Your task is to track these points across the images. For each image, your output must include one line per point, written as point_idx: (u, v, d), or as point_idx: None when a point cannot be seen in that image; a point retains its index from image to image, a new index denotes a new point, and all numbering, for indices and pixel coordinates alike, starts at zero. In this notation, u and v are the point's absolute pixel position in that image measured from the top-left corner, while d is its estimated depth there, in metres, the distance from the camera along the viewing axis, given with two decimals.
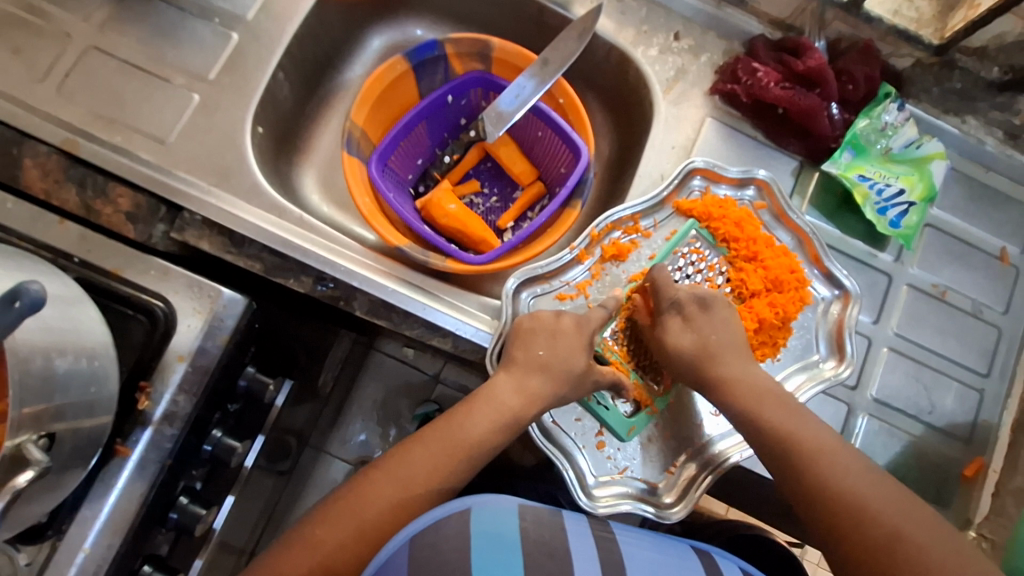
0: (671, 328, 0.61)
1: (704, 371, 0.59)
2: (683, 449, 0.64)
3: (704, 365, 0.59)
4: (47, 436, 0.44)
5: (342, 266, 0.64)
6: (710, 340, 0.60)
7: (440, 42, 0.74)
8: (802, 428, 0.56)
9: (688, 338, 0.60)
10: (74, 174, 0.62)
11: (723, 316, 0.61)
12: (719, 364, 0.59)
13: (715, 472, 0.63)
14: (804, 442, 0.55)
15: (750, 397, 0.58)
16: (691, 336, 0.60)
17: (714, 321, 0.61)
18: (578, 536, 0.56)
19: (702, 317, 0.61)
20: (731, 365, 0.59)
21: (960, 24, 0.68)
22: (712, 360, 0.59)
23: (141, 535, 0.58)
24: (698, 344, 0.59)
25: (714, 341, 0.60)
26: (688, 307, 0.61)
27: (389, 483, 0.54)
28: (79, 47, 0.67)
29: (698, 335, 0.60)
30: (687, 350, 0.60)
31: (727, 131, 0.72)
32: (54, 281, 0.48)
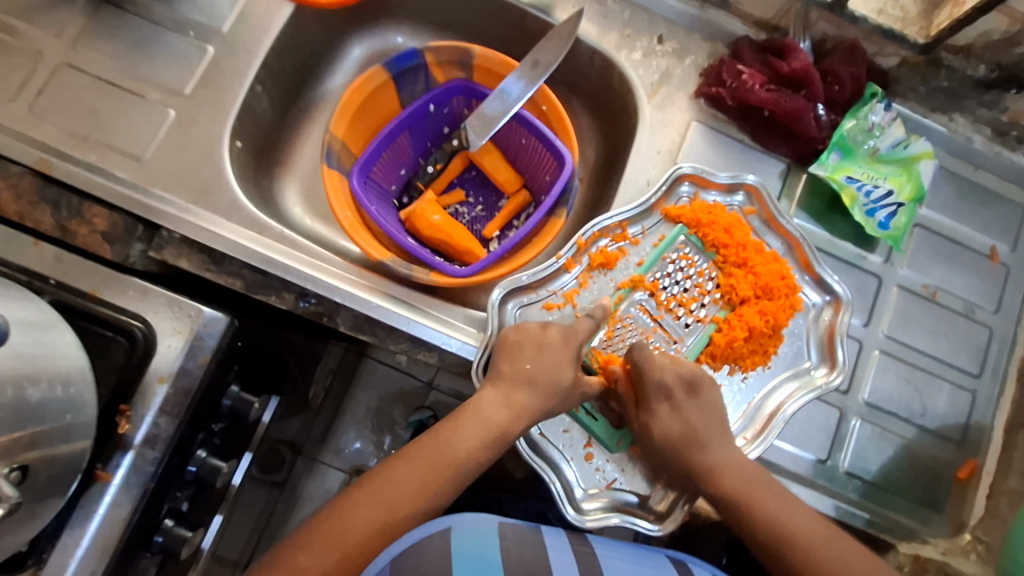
0: (658, 414, 0.59)
1: (689, 456, 0.59)
2: (659, 478, 0.62)
3: (689, 450, 0.59)
4: (20, 468, 0.43)
5: (324, 281, 0.63)
6: (696, 423, 0.59)
7: (420, 51, 0.73)
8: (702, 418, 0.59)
9: (675, 422, 0.59)
10: (47, 195, 0.60)
11: (707, 400, 0.59)
12: (710, 451, 0.58)
13: (690, 501, 0.61)
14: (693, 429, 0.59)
15: (743, 484, 0.58)
16: (679, 425, 0.59)
17: (699, 406, 0.59)
18: (557, 552, 0.56)
19: (688, 401, 0.59)
20: (718, 448, 0.59)
21: (945, 22, 0.66)
22: (700, 444, 0.59)
23: (125, 561, 0.56)
24: (686, 430, 0.59)
25: (699, 425, 0.59)
26: (675, 392, 0.59)
27: (372, 506, 0.53)
28: (51, 64, 0.65)
29: (684, 422, 0.59)
30: (676, 438, 0.59)
31: (714, 134, 0.71)
32: (26, 308, 0.46)
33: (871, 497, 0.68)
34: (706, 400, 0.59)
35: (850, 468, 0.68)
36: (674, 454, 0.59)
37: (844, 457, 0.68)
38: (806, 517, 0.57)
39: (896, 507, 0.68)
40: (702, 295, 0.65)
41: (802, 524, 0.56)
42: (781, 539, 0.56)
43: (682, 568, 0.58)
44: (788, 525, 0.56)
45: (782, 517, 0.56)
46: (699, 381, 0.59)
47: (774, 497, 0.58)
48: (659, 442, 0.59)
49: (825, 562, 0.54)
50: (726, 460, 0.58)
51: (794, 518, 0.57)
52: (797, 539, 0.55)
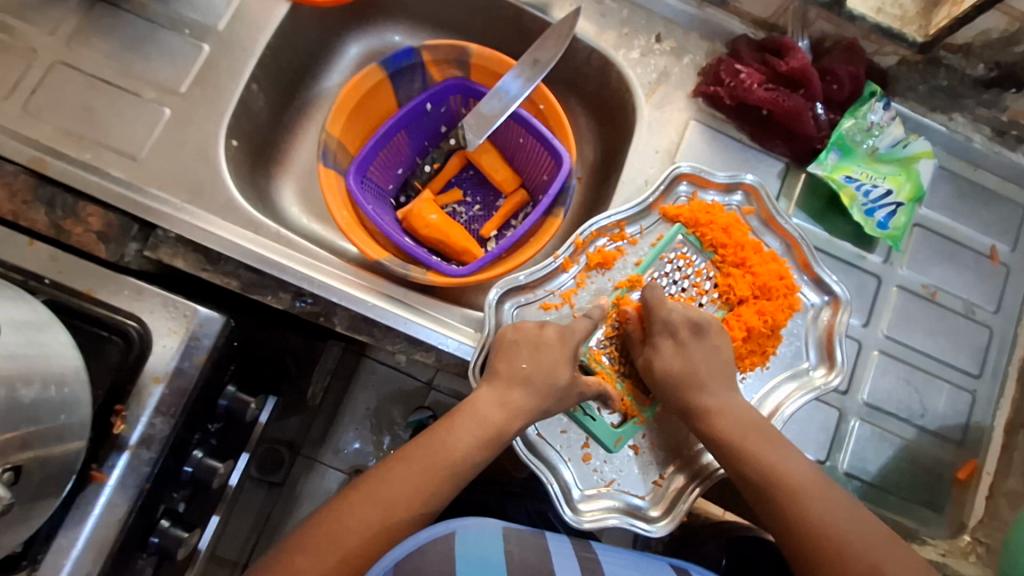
0: (662, 350, 0.60)
1: (687, 396, 0.59)
2: (674, 459, 0.63)
3: (690, 391, 0.59)
4: (13, 469, 0.43)
5: (319, 281, 0.63)
6: (698, 364, 0.59)
7: (417, 49, 0.72)
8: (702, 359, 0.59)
9: (678, 360, 0.59)
10: (42, 194, 0.60)
11: (712, 343, 0.60)
12: (705, 394, 0.59)
13: (705, 484, 0.62)
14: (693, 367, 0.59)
15: (737, 427, 0.57)
16: (681, 362, 0.59)
17: (704, 347, 0.60)
18: (560, 556, 0.57)
19: (694, 342, 0.60)
20: (715, 393, 0.59)
21: (944, 21, 0.66)
22: (700, 386, 0.59)
23: (121, 562, 0.56)
24: (687, 368, 0.59)
25: (702, 366, 0.59)
26: (680, 330, 0.60)
27: (369, 508, 0.53)
28: (46, 62, 0.65)
29: (687, 360, 0.59)
30: (676, 373, 0.59)
31: (712, 133, 0.71)
32: (19, 308, 0.46)
33: (870, 497, 0.68)
34: (711, 343, 0.60)
35: (849, 468, 0.67)
36: (674, 392, 0.59)
37: (843, 457, 0.67)
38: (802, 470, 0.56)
39: (895, 508, 0.68)
40: (700, 294, 0.65)
41: (796, 470, 0.55)
42: (772, 483, 0.55)
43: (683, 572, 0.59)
44: (780, 471, 0.55)
45: (776, 462, 0.55)
46: (705, 325, 0.60)
47: (771, 446, 0.57)
48: (659, 378, 0.60)
49: (812, 506, 0.54)
50: (720, 407, 0.58)
51: (788, 466, 0.56)
52: (786, 483, 0.55)
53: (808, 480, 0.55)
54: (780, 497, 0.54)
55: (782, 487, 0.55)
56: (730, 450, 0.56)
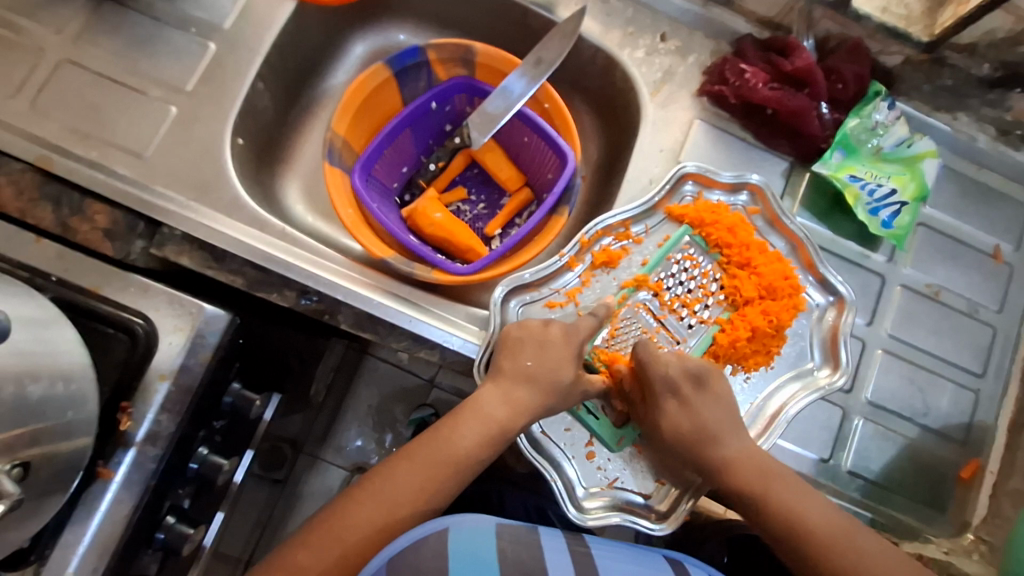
0: (666, 411, 0.58)
1: (703, 453, 0.57)
2: (664, 475, 0.62)
3: (704, 447, 0.57)
4: (22, 464, 0.43)
5: (326, 279, 0.63)
6: (707, 421, 0.57)
7: (422, 47, 0.72)
8: (713, 411, 0.58)
9: (685, 418, 0.58)
10: (48, 192, 0.60)
11: (715, 394, 0.58)
12: (722, 446, 0.57)
13: (694, 495, 0.61)
14: (705, 421, 0.58)
15: (755, 475, 0.56)
16: (689, 420, 0.57)
17: (707, 398, 0.58)
18: (555, 553, 0.55)
19: (698, 396, 0.58)
20: (735, 438, 0.57)
21: (949, 21, 0.66)
22: (714, 440, 0.57)
23: (127, 558, 0.56)
24: (697, 426, 0.57)
25: (711, 422, 0.58)
26: (682, 387, 0.58)
27: (372, 505, 0.53)
28: (52, 60, 0.65)
29: (694, 418, 0.58)
30: (687, 433, 0.58)
31: (716, 132, 0.71)
32: (27, 305, 0.46)
33: (873, 496, 0.68)
34: (713, 393, 0.58)
35: (852, 466, 0.68)
36: (688, 452, 0.58)
37: (847, 456, 0.68)
38: (823, 512, 0.55)
39: (898, 506, 0.68)
40: (706, 296, 0.64)
41: (817, 515, 0.55)
42: (796, 530, 0.54)
43: (680, 569, 0.58)
44: (802, 516, 0.54)
45: (797, 506, 0.55)
46: (705, 375, 0.59)
47: (790, 489, 0.56)
48: (668, 436, 0.58)
49: (837, 553, 0.53)
50: (739, 454, 0.57)
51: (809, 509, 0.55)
52: (811, 528, 0.54)
53: (831, 523, 0.55)
54: (804, 541, 0.54)
55: (805, 534, 0.54)
56: (753, 501, 0.55)
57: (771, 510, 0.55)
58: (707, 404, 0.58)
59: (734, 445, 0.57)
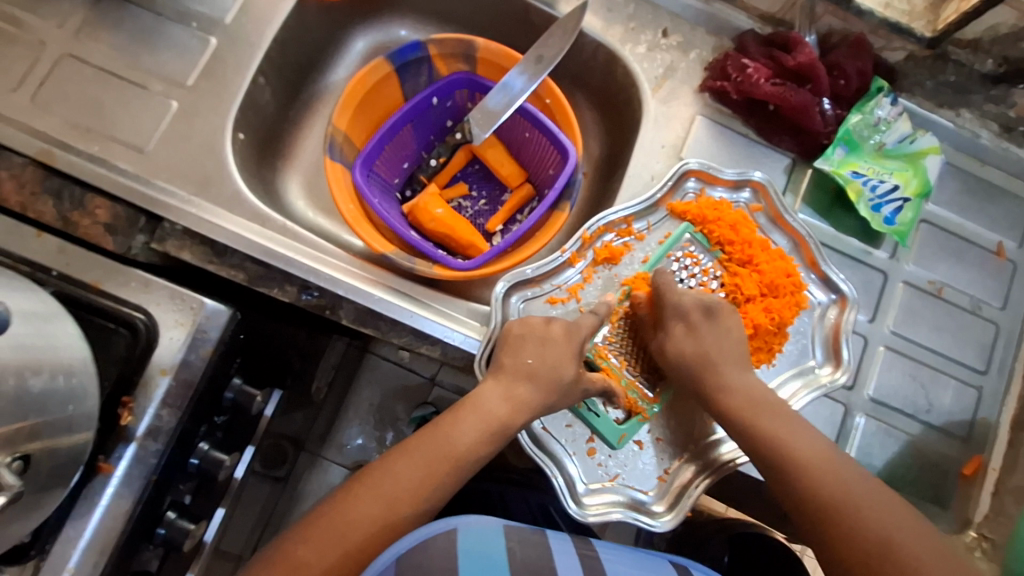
0: (674, 335, 0.60)
1: (703, 380, 0.59)
2: (682, 451, 0.63)
3: (706, 374, 0.59)
4: (23, 457, 0.43)
5: (327, 275, 0.63)
6: (710, 349, 0.59)
7: (424, 43, 0.72)
8: (716, 340, 0.59)
9: (690, 345, 0.59)
10: (49, 186, 0.60)
11: (724, 326, 0.60)
12: (722, 375, 0.59)
13: (712, 476, 0.62)
14: (710, 349, 0.59)
15: (748, 406, 0.57)
16: (693, 344, 0.59)
17: (715, 329, 0.60)
18: (562, 554, 0.56)
19: (706, 325, 0.60)
20: (735, 370, 0.59)
21: (952, 16, 0.66)
22: (714, 369, 0.59)
23: (128, 553, 0.56)
24: (700, 352, 0.59)
25: (714, 350, 0.59)
26: (692, 314, 0.60)
27: (374, 501, 0.53)
28: (53, 55, 0.65)
29: (699, 343, 0.59)
30: (689, 357, 0.59)
31: (718, 128, 0.71)
32: (27, 298, 0.46)
33: None
34: (722, 324, 0.60)
35: None
36: (691, 378, 0.59)
37: (849, 453, 0.67)
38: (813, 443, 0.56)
39: None
40: (708, 294, 0.65)
41: (805, 446, 0.55)
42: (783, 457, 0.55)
43: (685, 571, 0.58)
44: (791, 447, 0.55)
45: (785, 437, 0.55)
46: (717, 307, 0.60)
47: (783, 421, 0.56)
48: (674, 361, 0.60)
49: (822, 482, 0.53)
50: (738, 385, 0.58)
51: (797, 440, 0.55)
52: (797, 457, 0.55)
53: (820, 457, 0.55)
54: (789, 469, 0.54)
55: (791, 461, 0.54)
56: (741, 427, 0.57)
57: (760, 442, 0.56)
58: (712, 333, 0.60)
59: (732, 375, 0.59)
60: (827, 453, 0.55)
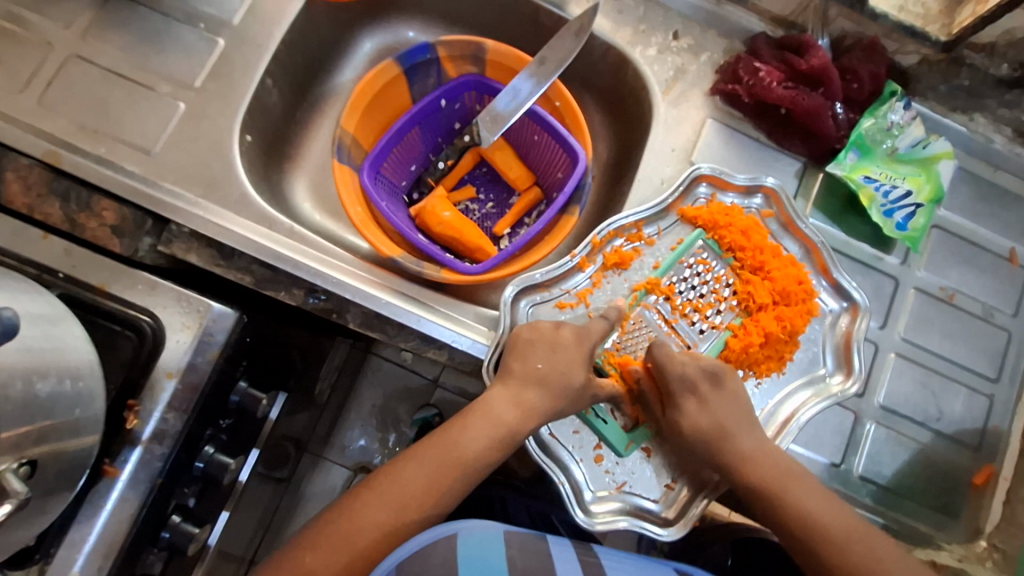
0: (685, 411, 0.58)
1: (720, 449, 0.57)
2: (682, 467, 0.62)
3: (721, 445, 0.57)
4: (29, 462, 0.43)
5: (335, 278, 0.62)
6: (724, 418, 0.58)
7: (433, 45, 0.72)
8: (729, 411, 0.58)
9: (703, 417, 0.58)
10: (56, 188, 0.60)
11: (730, 391, 0.59)
12: (736, 442, 0.57)
13: (710, 495, 0.61)
14: (723, 422, 0.58)
15: (773, 475, 0.56)
16: (707, 418, 0.58)
17: (724, 397, 0.59)
18: (564, 562, 0.56)
19: (714, 393, 0.58)
20: (748, 435, 0.58)
21: (968, 20, 0.65)
22: (729, 437, 0.58)
23: (132, 556, 0.56)
24: (714, 424, 0.58)
25: (727, 418, 0.58)
26: (700, 386, 0.58)
27: (381, 507, 0.53)
28: (60, 55, 0.65)
29: (711, 416, 0.58)
30: (705, 430, 0.58)
31: (728, 132, 0.70)
32: (35, 301, 0.46)
33: (885, 501, 0.67)
34: (730, 392, 0.59)
35: (864, 471, 0.67)
36: (705, 451, 0.58)
37: (858, 461, 0.67)
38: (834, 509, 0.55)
39: (909, 512, 0.67)
40: (718, 301, 0.64)
41: (832, 515, 0.55)
42: (806, 524, 0.54)
43: None
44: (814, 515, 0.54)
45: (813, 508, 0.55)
46: (721, 374, 0.59)
47: (802, 486, 0.56)
48: (688, 437, 0.58)
49: (849, 548, 0.53)
50: (754, 451, 0.57)
51: (822, 508, 0.55)
52: (821, 524, 0.54)
53: (842, 520, 0.54)
54: (821, 543, 0.53)
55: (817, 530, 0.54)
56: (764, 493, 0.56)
57: (784, 512, 0.55)
58: (722, 403, 0.58)
59: (746, 442, 0.57)
60: (851, 520, 0.55)
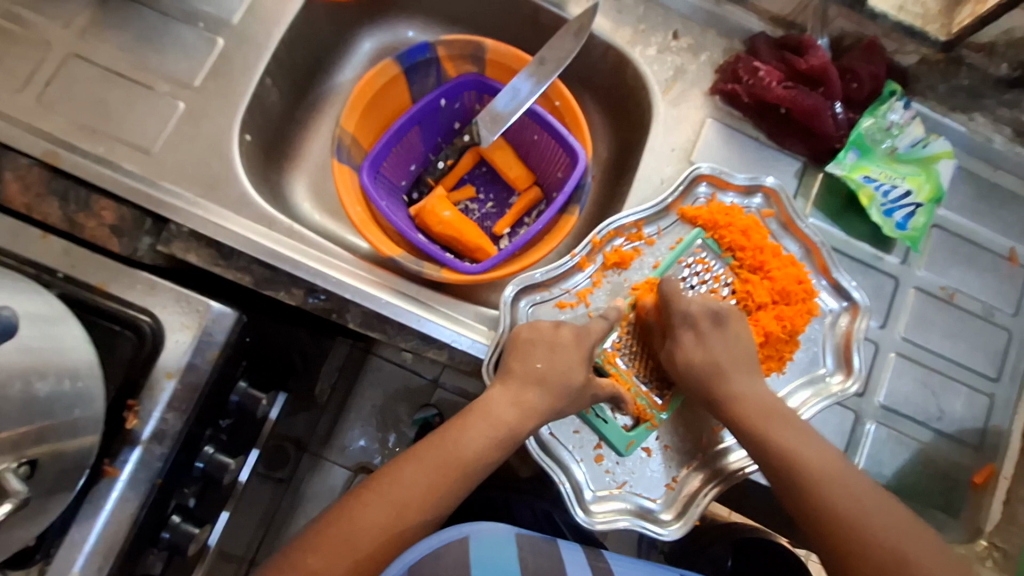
0: (684, 344, 0.59)
1: (713, 386, 0.58)
2: (690, 458, 0.63)
3: (715, 381, 0.58)
4: (28, 462, 0.43)
5: (334, 278, 0.62)
6: (720, 356, 0.58)
7: (433, 44, 0.72)
8: (724, 349, 0.59)
9: (700, 352, 0.58)
10: (55, 187, 0.60)
11: (732, 332, 0.59)
12: (729, 380, 0.58)
13: (721, 485, 0.61)
14: (717, 356, 0.58)
15: (762, 416, 0.56)
16: (702, 353, 0.58)
17: (724, 337, 0.59)
18: (574, 565, 0.56)
19: (715, 333, 0.59)
20: (741, 378, 0.58)
21: (967, 20, 0.64)
22: (723, 375, 0.58)
23: (132, 557, 0.56)
24: (709, 359, 0.58)
25: (723, 356, 0.58)
26: (701, 322, 0.59)
27: (381, 508, 0.52)
28: (59, 55, 0.65)
29: (708, 352, 0.58)
30: (698, 364, 0.58)
31: (728, 132, 0.70)
32: (33, 300, 0.46)
33: None
34: (732, 332, 0.59)
35: (864, 471, 0.67)
36: (700, 385, 0.58)
37: (859, 460, 0.67)
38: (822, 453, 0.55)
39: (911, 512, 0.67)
40: (718, 301, 0.64)
41: (816, 454, 0.55)
42: (792, 466, 0.54)
43: None
44: (800, 457, 0.54)
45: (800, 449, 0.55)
46: (724, 313, 0.60)
47: (790, 429, 0.56)
48: (682, 369, 0.59)
49: (830, 494, 0.53)
50: (746, 393, 0.58)
51: (809, 452, 0.55)
52: (807, 467, 0.54)
53: (829, 465, 0.54)
54: (804, 482, 0.54)
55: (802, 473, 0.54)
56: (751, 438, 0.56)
57: (771, 451, 0.55)
58: (719, 341, 0.59)
59: (739, 385, 0.58)
60: (835, 462, 0.55)
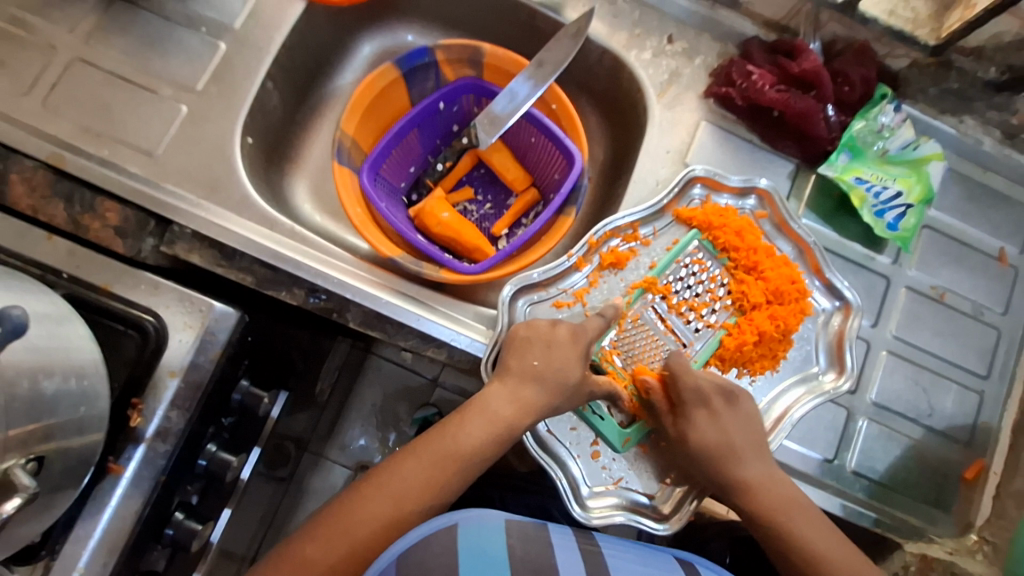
0: (697, 424, 0.59)
1: (724, 468, 0.59)
2: (670, 469, 0.63)
3: (727, 462, 0.59)
4: (36, 459, 0.43)
5: (335, 278, 0.63)
6: (733, 437, 0.59)
7: (431, 49, 0.73)
8: (735, 430, 0.59)
9: (714, 432, 0.59)
10: (60, 189, 0.61)
11: (743, 410, 0.60)
12: (740, 463, 0.59)
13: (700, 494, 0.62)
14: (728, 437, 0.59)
15: (775, 502, 0.58)
16: (716, 433, 0.59)
17: (737, 415, 0.60)
18: (563, 550, 0.57)
19: (727, 411, 0.60)
20: (749, 463, 0.59)
21: (956, 24, 0.66)
22: (735, 455, 0.59)
23: (136, 553, 0.57)
24: (722, 440, 0.59)
25: (736, 435, 0.59)
26: (713, 400, 0.59)
27: (380, 500, 0.53)
28: (64, 59, 0.66)
29: (721, 431, 0.59)
30: (712, 447, 0.59)
31: (723, 134, 0.71)
32: (40, 301, 0.47)
33: (878, 496, 0.68)
34: (743, 410, 0.60)
35: (856, 467, 0.68)
36: (710, 466, 0.59)
37: (851, 456, 0.68)
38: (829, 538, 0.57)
39: (902, 507, 0.68)
40: (714, 301, 0.65)
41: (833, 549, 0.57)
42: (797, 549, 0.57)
43: (691, 569, 0.59)
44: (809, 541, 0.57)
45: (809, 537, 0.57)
46: (735, 392, 0.60)
47: (802, 515, 0.58)
48: (695, 450, 0.59)
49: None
50: (757, 479, 0.58)
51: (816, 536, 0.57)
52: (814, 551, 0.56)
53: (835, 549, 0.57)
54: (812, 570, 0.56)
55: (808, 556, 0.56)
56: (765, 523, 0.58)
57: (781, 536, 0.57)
58: (730, 422, 0.60)
59: (750, 464, 0.59)
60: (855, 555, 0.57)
